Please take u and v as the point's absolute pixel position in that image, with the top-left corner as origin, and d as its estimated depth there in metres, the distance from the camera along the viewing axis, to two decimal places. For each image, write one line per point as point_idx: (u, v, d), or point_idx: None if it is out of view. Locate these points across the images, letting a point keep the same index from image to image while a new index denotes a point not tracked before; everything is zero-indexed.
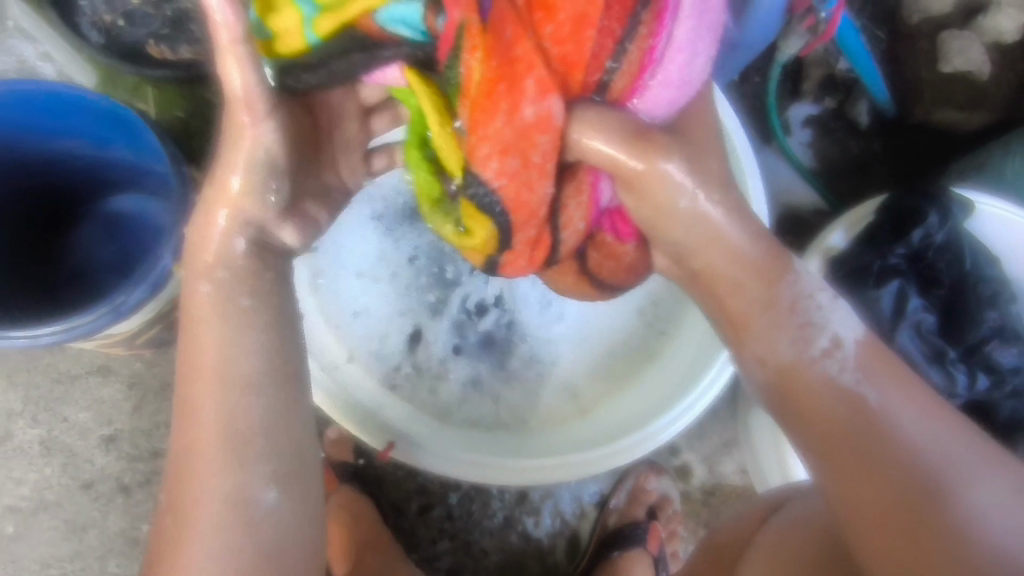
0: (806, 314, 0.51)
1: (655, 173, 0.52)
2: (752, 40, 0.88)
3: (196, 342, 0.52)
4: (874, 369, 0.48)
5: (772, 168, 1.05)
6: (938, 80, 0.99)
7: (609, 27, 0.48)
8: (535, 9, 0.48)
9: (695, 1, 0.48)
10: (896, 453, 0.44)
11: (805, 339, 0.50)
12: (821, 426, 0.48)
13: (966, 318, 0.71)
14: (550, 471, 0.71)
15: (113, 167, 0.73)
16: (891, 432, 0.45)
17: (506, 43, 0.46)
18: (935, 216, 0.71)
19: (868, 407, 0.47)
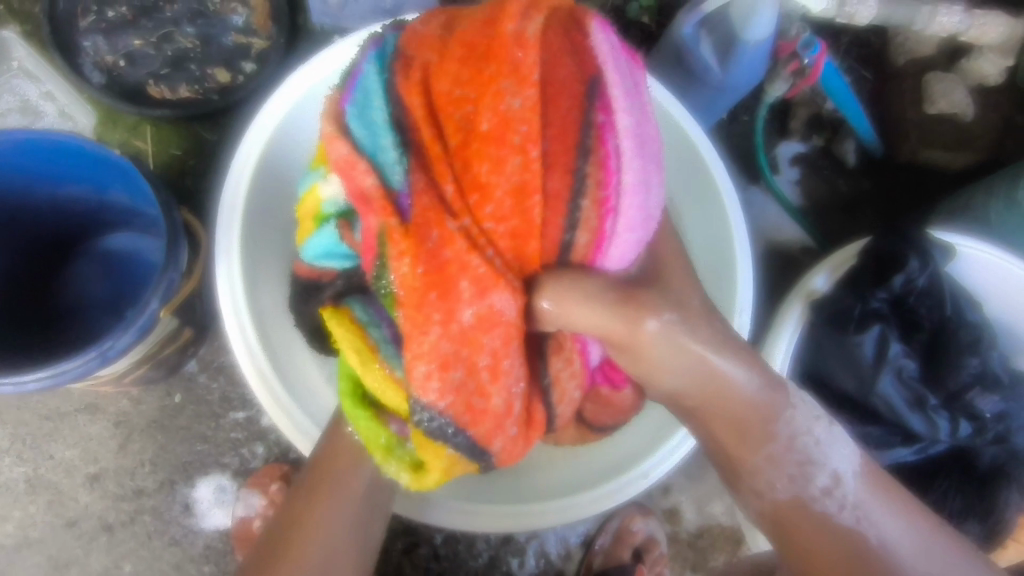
0: (806, 451, 0.51)
1: (644, 338, 0.49)
2: (738, 84, 0.90)
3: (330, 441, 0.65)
4: (871, 491, 0.51)
5: (759, 206, 1.06)
6: (924, 121, 1.00)
7: (555, 190, 0.50)
8: (468, 194, 0.50)
9: (635, 144, 0.51)
10: (883, 558, 0.50)
11: (805, 478, 0.50)
12: (821, 561, 0.50)
13: (946, 362, 0.72)
14: (524, 522, 0.68)
15: (106, 208, 0.74)
16: (887, 565, 0.49)
17: (451, 196, 0.50)
18: (916, 261, 0.71)
19: (865, 545, 0.50)
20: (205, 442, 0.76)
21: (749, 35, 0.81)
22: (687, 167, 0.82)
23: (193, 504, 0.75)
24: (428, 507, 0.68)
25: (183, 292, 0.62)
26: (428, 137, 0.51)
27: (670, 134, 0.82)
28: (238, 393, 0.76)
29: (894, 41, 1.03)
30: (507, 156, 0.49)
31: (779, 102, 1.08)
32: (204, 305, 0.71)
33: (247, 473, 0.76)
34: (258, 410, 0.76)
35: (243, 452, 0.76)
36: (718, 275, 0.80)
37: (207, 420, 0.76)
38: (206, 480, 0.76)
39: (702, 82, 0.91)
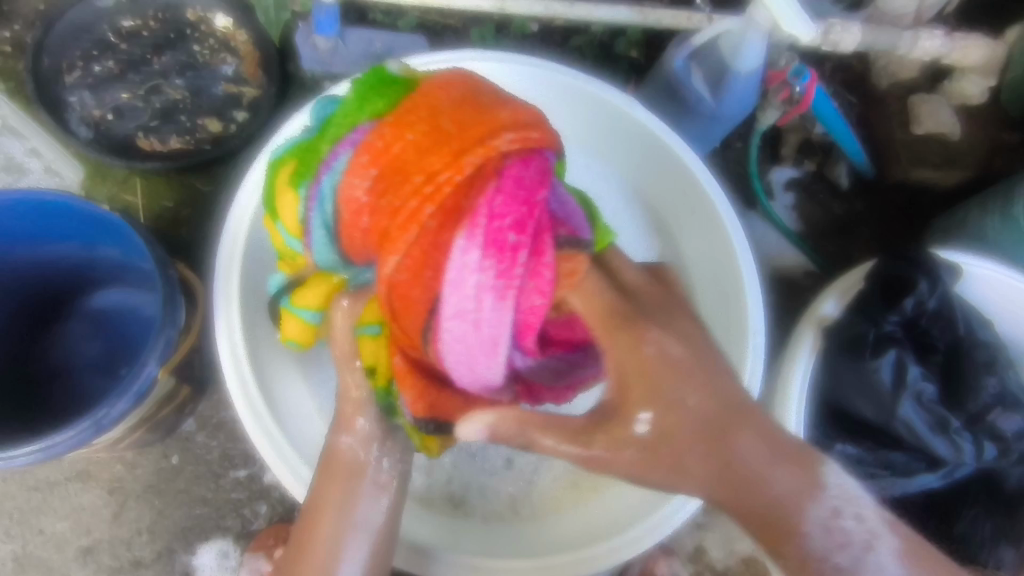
0: None
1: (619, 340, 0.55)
2: (730, 113, 0.90)
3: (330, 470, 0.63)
4: None
5: (758, 232, 1.06)
6: (911, 141, 1.01)
7: (465, 278, 0.49)
8: (387, 212, 0.51)
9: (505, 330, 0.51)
10: None
11: None
12: None
13: (964, 384, 0.71)
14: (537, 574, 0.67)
15: (95, 264, 0.72)
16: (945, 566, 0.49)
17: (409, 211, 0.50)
18: (925, 283, 0.71)
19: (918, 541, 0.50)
20: (204, 506, 0.72)
21: (739, 65, 0.82)
22: (688, 198, 0.82)
23: (193, 572, 0.71)
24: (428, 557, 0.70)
25: (180, 350, 0.59)
26: (409, 166, 0.50)
27: (669, 163, 0.81)
28: (239, 452, 0.73)
29: (876, 65, 1.05)
30: (405, 228, 0.50)
31: (768, 129, 1.09)
32: (202, 362, 0.68)
33: (249, 536, 0.72)
34: (260, 468, 0.73)
35: (245, 514, 0.72)
36: (728, 309, 0.78)
37: (207, 482, 0.72)
38: (207, 546, 0.72)
39: (695, 112, 0.92)
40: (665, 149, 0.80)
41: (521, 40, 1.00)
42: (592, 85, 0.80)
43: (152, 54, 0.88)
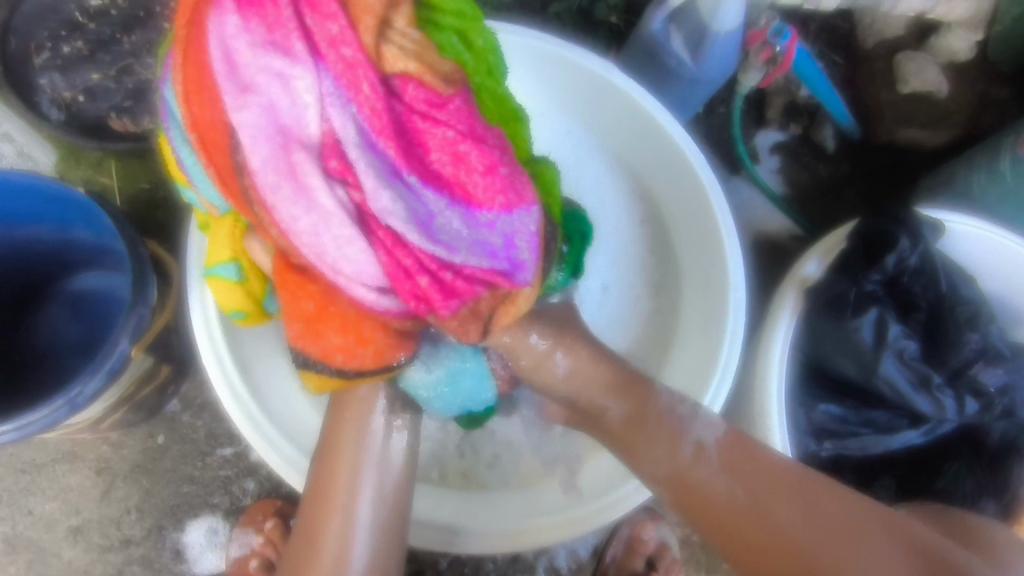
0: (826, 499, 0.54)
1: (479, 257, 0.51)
2: (712, 75, 0.89)
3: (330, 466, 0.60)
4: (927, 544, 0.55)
5: (743, 198, 1.06)
6: (898, 101, 1.00)
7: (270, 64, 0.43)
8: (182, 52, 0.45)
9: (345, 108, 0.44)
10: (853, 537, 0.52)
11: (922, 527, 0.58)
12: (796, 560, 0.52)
13: (946, 340, 0.71)
14: (531, 538, 0.68)
15: (70, 247, 0.71)
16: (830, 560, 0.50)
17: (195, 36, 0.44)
18: (907, 240, 0.70)
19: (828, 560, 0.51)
20: (192, 484, 0.72)
21: (718, 26, 0.81)
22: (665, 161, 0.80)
23: (184, 548, 0.72)
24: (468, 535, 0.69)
25: (155, 328, 0.59)
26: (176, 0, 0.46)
27: (651, 131, 0.80)
28: (224, 431, 0.73)
29: (862, 23, 1.03)
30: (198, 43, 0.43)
31: (754, 92, 1.07)
32: (182, 342, 0.68)
33: (238, 512, 0.73)
34: (246, 445, 0.73)
35: (233, 491, 0.73)
36: (711, 275, 0.78)
37: (194, 460, 0.73)
38: (197, 523, 0.72)
39: (676, 77, 0.91)
40: (646, 118, 0.79)
41: (499, 10, 0.98)
42: (573, 53, 0.78)
43: (122, 33, 0.86)
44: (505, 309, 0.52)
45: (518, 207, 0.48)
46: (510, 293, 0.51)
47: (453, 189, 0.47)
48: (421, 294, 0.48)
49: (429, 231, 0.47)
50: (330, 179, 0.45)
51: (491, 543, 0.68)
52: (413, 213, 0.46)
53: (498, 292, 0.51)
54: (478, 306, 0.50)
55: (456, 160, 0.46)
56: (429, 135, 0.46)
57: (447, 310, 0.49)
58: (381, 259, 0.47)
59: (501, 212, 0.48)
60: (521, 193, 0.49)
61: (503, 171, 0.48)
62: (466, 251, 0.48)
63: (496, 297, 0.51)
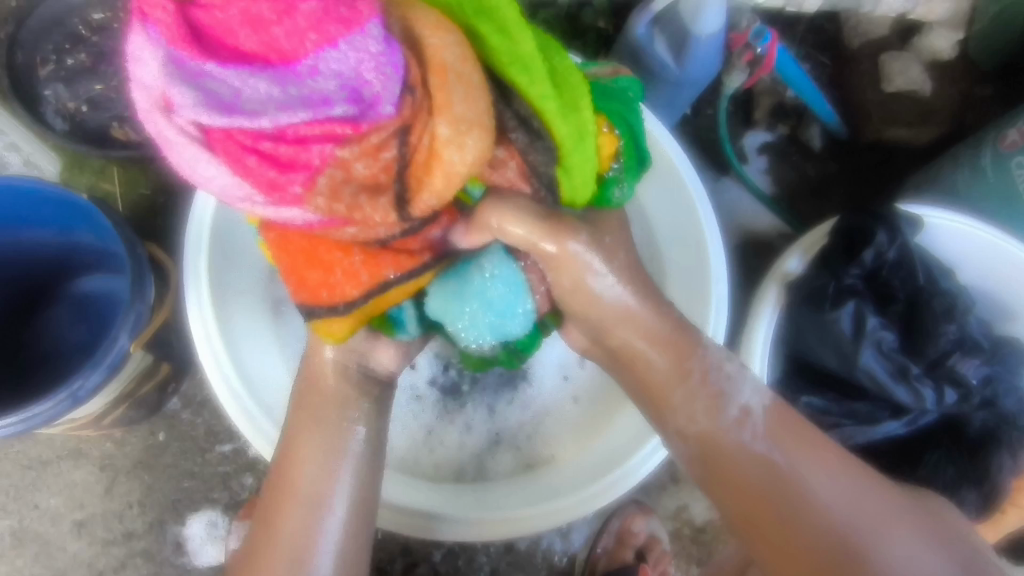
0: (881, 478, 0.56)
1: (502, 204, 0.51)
2: (696, 78, 0.91)
3: (289, 446, 0.59)
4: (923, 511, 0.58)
5: (731, 197, 1.07)
6: (883, 100, 1.01)
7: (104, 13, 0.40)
8: None
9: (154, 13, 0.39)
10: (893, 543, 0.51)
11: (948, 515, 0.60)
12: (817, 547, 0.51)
13: (924, 332, 0.72)
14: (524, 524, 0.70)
15: (74, 250, 0.74)
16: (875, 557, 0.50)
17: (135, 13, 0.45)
18: (884, 234, 0.72)
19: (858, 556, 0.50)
20: (192, 479, 0.75)
21: (700, 28, 0.83)
22: None
23: (184, 541, 0.74)
24: (451, 520, 0.70)
25: (153, 326, 0.61)
26: None
27: None
28: (223, 427, 0.75)
29: (847, 25, 1.05)
30: None
31: (740, 93, 1.09)
32: (181, 340, 0.71)
33: (237, 506, 0.75)
34: (245, 441, 0.76)
35: (232, 486, 0.75)
36: (694, 272, 0.80)
37: (194, 456, 0.75)
38: (197, 516, 0.75)
39: (661, 79, 0.93)
40: None
41: None
42: None
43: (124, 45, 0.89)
44: (424, 170, 0.44)
45: (342, 37, 0.40)
46: (381, 140, 0.42)
47: (268, 58, 0.40)
48: (281, 178, 0.42)
49: (236, 109, 0.40)
50: (165, 111, 0.40)
51: (473, 530, 0.69)
52: (207, 97, 0.39)
53: (360, 146, 0.42)
54: (348, 171, 0.42)
55: (255, 26, 0.39)
56: (223, 22, 0.40)
57: (297, 187, 0.42)
58: (227, 160, 0.41)
59: (319, 50, 0.40)
60: (341, 18, 0.40)
61: (305, 5, 0.39)
62: (319, 111, 0.40)
63: (382, 160, 0.43)
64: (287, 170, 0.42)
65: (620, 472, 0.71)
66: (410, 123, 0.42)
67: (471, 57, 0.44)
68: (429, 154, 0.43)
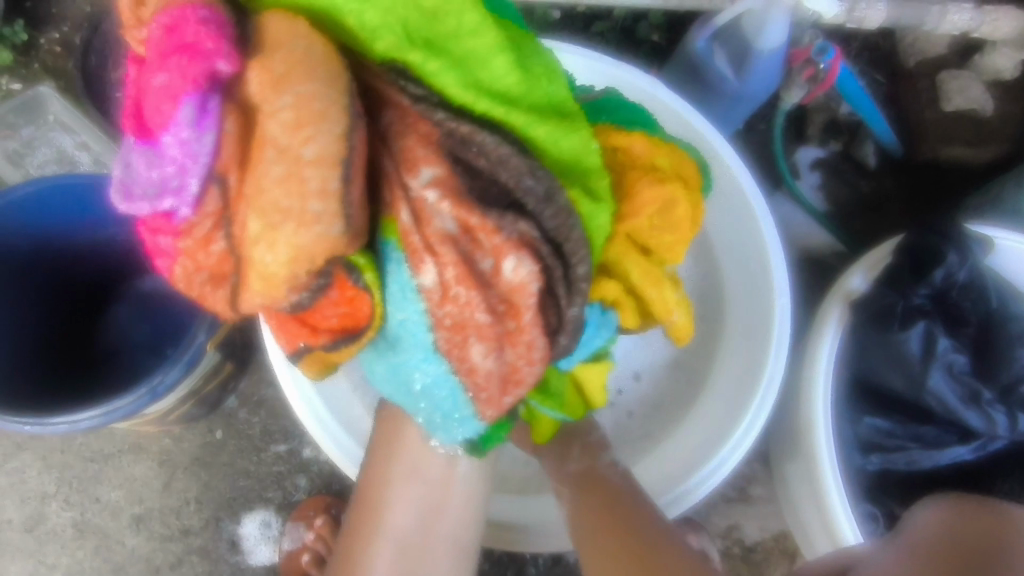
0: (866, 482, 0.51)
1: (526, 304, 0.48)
2: (755, 92, 0.91)
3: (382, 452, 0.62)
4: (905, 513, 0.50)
5: (785, 211, 1.05)
6: (942, 120, 0.99)
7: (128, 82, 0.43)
8: None
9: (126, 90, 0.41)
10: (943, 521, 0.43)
11: None
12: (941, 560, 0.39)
13: (997, 356, 0.70)
14: None
15: (144, 248, 0.76)
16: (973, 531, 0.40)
17: None
18: (955, 255, 0.70)
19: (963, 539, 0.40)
20: (247, 478, 0.75)
21: (763, 43, 0.82)
22: (705, 169, 0.82)
23: (239, 540, 0.75)
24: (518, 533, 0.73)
25: (226, 326, 0.62)
26: None
27: (696, 147, 0.82)
28: (279, 427, 0.76)
29: (904, 42, 1.04)
30: None
31: (794, 109, 1.08)
32: (245, 340, 0.71)
33: (290, 507, 0.75)
34: (300, 442, 0.76)
35: (287, 486, 0.76)
36: (754, 287, 0.79)
37: (250, 455, 0.76)
38: (251, 516, 0.75)
39: (719, 92, 0.92)
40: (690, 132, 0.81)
41: (544, 27, 1.01)
42: (614, 67, 0.80)
43: None
44: (250, 268, 0.39)
45: (173, 122, 0.37)
46: (206, 232, 0.39)
47: (153, 131, 0.38)
48: (161, 254, 0.42)
49: (128, 191, 0.40)
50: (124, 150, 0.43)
51: (540, 543, 0.75)
52: (122, 172, 0.40)
53: (192, 239, 0.40)
54: (194, 260, 0.41)
55: (152, 105, 0.39)
56: (149, 87, 0.38)
57: (166, 266, 0.42)
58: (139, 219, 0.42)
59: (167, 132, 0.37)
60: (174, 92, 0.37)
61: (161, 81, 0.37)
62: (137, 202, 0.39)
63: (215, 252, 0.40)
64: (154, 245, 0.42)
65: (713, 463, 0.74)
66: (227, 214, 0.39)
67: (308, 119, 0.37)
68: (245, 247, 0.39)
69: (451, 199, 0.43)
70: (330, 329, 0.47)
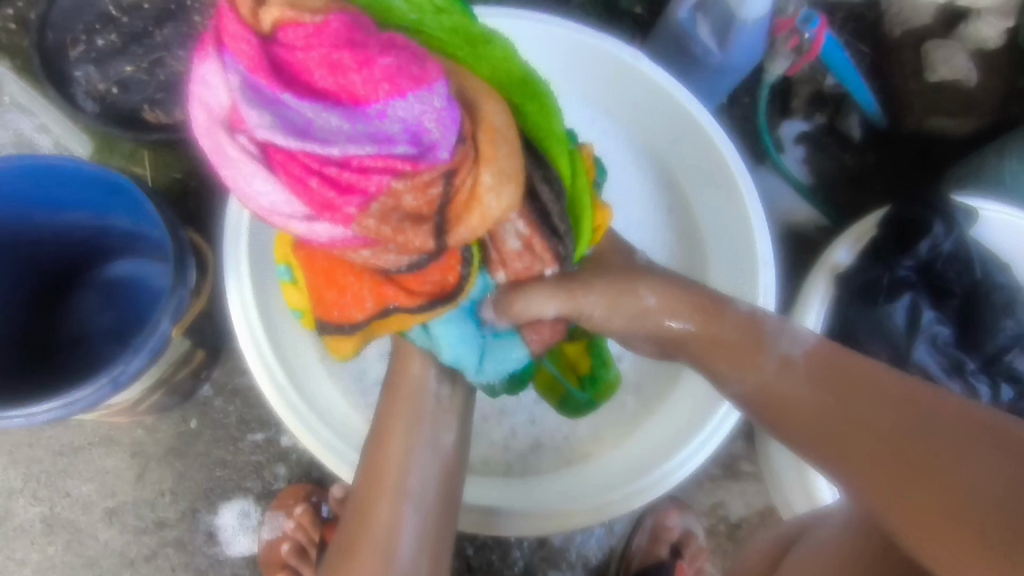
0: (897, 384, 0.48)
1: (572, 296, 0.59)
2: (738, 65, 0.88)
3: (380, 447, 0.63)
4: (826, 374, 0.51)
5: (770, 186, 1.04)
6: (927, 91, 0.98)
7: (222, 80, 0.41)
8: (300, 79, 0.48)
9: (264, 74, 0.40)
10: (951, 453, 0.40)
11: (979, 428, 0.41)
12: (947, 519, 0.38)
13: (980, 326, 0.70)
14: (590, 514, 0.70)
15: (107, 234, 0.73)
16: (949, 457, 0.39)
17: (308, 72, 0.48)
18: (941, 225, 0.69)
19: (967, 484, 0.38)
20: (223, 468, 0.73)
21: (745, 13, 0.79)
22: (690, 141, 0.80)
23: (216, 531, 0.73)
24: (496, 514, 0.71)
25: (192, 312, 0.60)
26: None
27: (680, 119, 0.80)
28: (255, 415, 0.74)
29: (889, 12, 1.02)
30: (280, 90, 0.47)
31: (778, 82, 1.07)
32: (217, 328, 0.69)
33: (269, 496, 0.74)
34: (277, 431, 0.74)
35: (264, 475, 0.74)
36: (740, 260, 0.78)
37: (226, 444, 0.74)
38: (229, 506, 0.73)
39: (702, 65, 0.90)
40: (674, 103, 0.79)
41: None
42: (597, 37, 0.78)
43: (154, 26, 0.88)
44: (465, 209, 0.46)
45: (412, 90, 0.41)
46: (431, 178, 0.44)
47: (340, 98, 0.41)
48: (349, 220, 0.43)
49: (308, 136, 0.41)
50: (235, 132, 0.41)
51: (517, 525, 0.70)
52: (284, 124, 0.41)
53: (411, 179, 0.43)
54: (397, 200, 0.44)
55: (333, 69, 0.41)
56: (323, 66, 0.41)
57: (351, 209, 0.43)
58: (286, 186, 0.42)
59: (389, 98, 0.41)
60: (416, 74, 0.42)
61: (382, 59, 0.41)
62: (361, 158, 0.42)
63: (430, 195, 0.44)
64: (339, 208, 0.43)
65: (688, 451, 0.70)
66: (456, 167, 0.44)
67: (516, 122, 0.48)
68: (471, 194, 0.45)
69: (529, 216, 0.55)
70: (427, 293, 0.51)
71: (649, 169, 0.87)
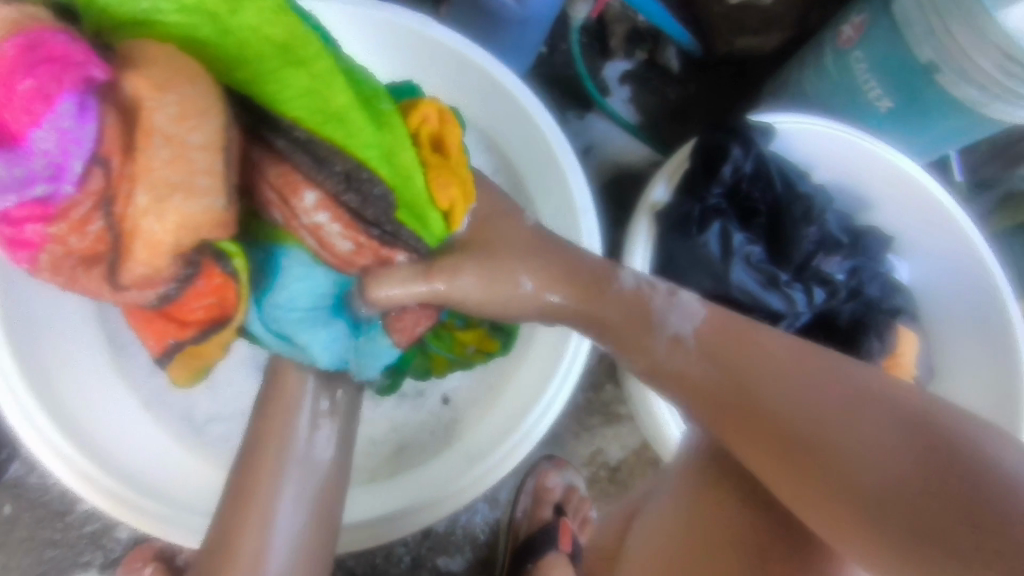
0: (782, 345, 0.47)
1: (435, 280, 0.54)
2: (539, 13, 0.85)
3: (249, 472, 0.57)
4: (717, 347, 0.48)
5: (601, 130, 1.07)
6: (731, 13, 0.98)
7: None
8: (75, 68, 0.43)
9: None
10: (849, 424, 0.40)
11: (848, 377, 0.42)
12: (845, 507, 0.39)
13: (788, 238, 0.73)
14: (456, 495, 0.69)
15: None
16: (844, 432, 0.39)
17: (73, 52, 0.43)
18: (739, 148, 0.72)
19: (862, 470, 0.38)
20: None
21: None
22: (499, 102, 0.78)
23: None
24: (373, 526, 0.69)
25: None
26: None
27: (484, 82, 0.76)
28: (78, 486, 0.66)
29: None
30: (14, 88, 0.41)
31: (593, 24, 1.06)
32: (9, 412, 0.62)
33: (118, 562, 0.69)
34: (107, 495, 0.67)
35: None
36: (566, 218, 0.76)
37: None
38: None
39: (505, 20, 0.86)
40: (474, 65, 0.75)
41: None
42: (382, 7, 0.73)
43: None
44: (124, 245, 0.37)
45: (49, 112, 0.34)
46: (85, 213, 0.36)
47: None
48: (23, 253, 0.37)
49: None
50: None
51: (418, 519, 0.69)
52: None
53: (62, 222, 0.36)
54: (64, 244, 0.37)
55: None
56: None
57: (18, 262, 0.37)
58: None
59: (33, 121, 0.33)
60: (49, 93, 0.33)
61: (20, 83, 0.33)
62: (4, 198, 0.35)
63: (92, 234, 0.36)
64: (17, 250, 0.37)
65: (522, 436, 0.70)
66: (111, 191, 0.36)
67: (192, 110, 0.37)
68: (134, 224, 0.37)
69: (340, 217, 0.47)
70: (201, 318, 0.45)
71: (471, 139, 0.83)
